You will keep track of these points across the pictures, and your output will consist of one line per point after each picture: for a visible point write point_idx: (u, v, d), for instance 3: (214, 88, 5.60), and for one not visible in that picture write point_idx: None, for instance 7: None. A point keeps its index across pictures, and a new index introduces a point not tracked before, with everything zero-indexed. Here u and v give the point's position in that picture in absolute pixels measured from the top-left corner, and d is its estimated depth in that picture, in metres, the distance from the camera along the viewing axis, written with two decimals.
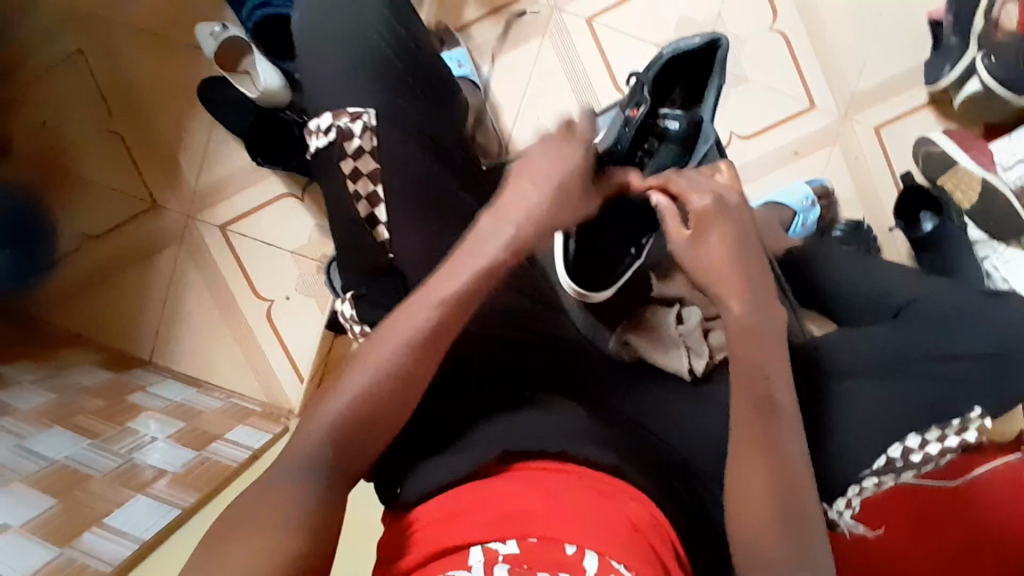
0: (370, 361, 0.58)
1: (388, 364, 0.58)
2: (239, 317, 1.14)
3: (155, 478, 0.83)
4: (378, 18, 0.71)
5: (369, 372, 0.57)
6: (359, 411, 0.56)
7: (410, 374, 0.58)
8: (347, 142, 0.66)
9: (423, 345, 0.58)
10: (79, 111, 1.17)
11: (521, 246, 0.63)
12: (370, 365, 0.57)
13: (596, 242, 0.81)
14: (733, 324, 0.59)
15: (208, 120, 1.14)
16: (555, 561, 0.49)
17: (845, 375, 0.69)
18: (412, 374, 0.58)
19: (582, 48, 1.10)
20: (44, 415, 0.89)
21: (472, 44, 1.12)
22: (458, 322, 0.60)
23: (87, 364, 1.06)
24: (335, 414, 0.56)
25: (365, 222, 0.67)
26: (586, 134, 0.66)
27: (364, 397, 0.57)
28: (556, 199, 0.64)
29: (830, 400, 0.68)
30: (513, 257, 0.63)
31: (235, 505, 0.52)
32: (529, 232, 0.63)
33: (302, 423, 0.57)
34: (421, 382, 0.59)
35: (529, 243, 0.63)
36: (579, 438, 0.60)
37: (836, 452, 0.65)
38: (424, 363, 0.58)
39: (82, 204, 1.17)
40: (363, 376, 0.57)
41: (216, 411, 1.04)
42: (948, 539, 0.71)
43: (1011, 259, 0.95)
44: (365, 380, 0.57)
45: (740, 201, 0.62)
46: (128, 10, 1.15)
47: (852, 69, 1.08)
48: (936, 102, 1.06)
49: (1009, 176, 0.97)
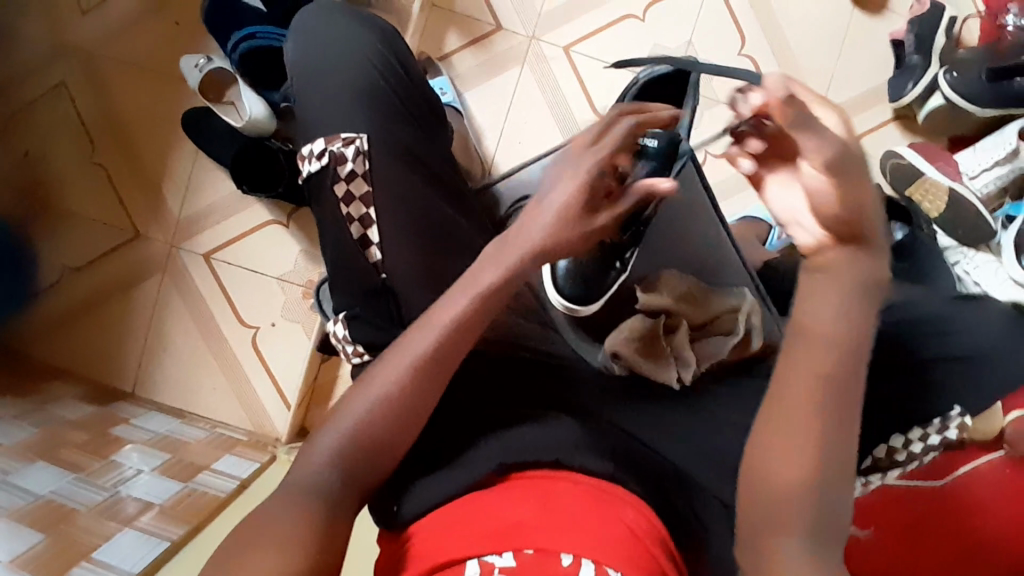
0: (370, 386, 0.58)
1: (387, 391, 0.58)
2: (224, 345, 1.14)
3: (141, 511, 0.82)
4: (366, 47, 0.72)
5: (370, 398, 0.58)
6: (363, 436, 0.57)
7: (409, 402, 0.58)
8: (341, 166, 0.68)
9: (422, 369, 0.59)
10: (62, 144, 1.17)
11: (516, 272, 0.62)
12: (372, 392, 0.58)
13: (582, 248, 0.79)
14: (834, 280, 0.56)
15: (192, 151, 1.15)
16: (549, 571, 0.50)
17: None
18: (412, 400, 0.58)
19: (560, 74, 1.13)
20: (27, 452, 0.87)
21: (453, 72, 1.15)
22: (457, 350, 0.60)
23: (71, 397, 1.04)
24: (338, 442, 0.56)
25: (358, 243, 0.68)
26: (605, 152, 0.63)
27: (365, 424, 0.57)
28: (559, 229, 0.62)
29: None
30: (510, 285, 0.62)
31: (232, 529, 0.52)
32: (524, 261, 0.62)
33: (304, 450, 0.57)
34: (426, 403, 0.59)
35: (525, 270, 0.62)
36: (574, 449, 0.62)
37: None
38: (431, 389, 0.59)
39: (63, 236, 1.16)
40: (362, 405, 0.58)
41: (202, 442, 1.03)
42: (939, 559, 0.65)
43: (979, 263, 1.00)
44: (366, 406, 0.58)
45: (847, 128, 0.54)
46: (112, 46, 1.16)
47: (818, 89, 1.12)
48: (900, 118, 1.11)
49: (976, 184, 1.03)
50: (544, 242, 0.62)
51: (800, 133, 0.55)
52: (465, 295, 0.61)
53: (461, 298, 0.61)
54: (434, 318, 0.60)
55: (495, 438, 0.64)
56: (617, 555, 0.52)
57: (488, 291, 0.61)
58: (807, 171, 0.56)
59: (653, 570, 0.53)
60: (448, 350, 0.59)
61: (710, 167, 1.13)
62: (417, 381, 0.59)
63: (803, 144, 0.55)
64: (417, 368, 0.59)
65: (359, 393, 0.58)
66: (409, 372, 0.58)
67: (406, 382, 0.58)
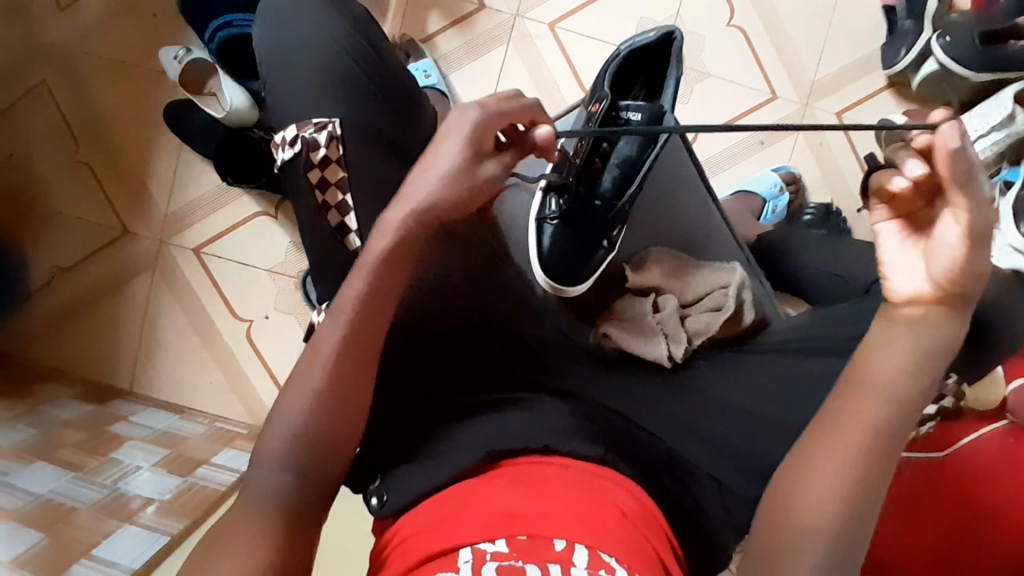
0: (297, 391, 0.58)
1: (317, 385, 0.57)
2: (217, 340, 1.13)
3: (142, 507, 0.82)
4: (335, 28, 0.71)
5: (299, 406, 0.57)
6: (325, 426, 0.57)
7: (339, 396, 0.58)
8: (314, 153, 0.66)
9: (344, 357, 0.58)
10: (45, 144, 1.16)
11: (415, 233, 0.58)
12: (298, 399, 0.57)
13: (572, 224, 0.79)
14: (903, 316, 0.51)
15: (175, 144, 1.14)
16: (544, 556, 0.49)
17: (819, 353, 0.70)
18: (342, 392, 0.58)
19: (546, 53, 1.11)
20: (26, 452, 0.87)
21: (437, 54, 1.13)
22: (367, 329, 0.59)
23: (67, 397, 1.04)
24: (292, 437, 0.56)
25: (337, 230, 0.67)
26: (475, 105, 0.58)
27: (303, 421, 0.57)
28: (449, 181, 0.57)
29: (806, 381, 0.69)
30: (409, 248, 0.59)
31: None
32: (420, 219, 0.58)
33: (262, 441, 0.57)
34: (357, 401, 0.59)
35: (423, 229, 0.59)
36: (564, 434, 0.62)
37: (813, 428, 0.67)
38: (355, 383, 0.58)
39: (52, 237, 1.15)
40: (295, 406, 0.57)
41: (201, 437, 1.03)
42: (941, 522, 0.85)
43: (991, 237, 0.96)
44: (297, 415, 0.57)
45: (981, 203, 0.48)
46: (91, 41, 1.14)
47: (809, 58, 1.10)
48: (894, 85, 1.09)
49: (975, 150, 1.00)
50: (431, 204, 0.57)
51: (960, 191, 0.48)
52: (362, 276, 0.58)
53: (360, 278, 0.59)
54: (338, 308, 0.58)
55: (482, 427, 0.63)
56: (607, 538, 0.51)
57: (384, 253, 0.58)
58: (946, 226, 0.49)
59: (645, 551, 0.53)
60: (360, 337, 0.58)
61: (701, 143, 1.11)
62: (340, 371, 0.58)
63: (954, 202, 0.49)
64: (337, 357, 0.58)
65: (289, 402, 0.58)
66: (329, 363, 0.57)
67: (335, 378, 0.57)
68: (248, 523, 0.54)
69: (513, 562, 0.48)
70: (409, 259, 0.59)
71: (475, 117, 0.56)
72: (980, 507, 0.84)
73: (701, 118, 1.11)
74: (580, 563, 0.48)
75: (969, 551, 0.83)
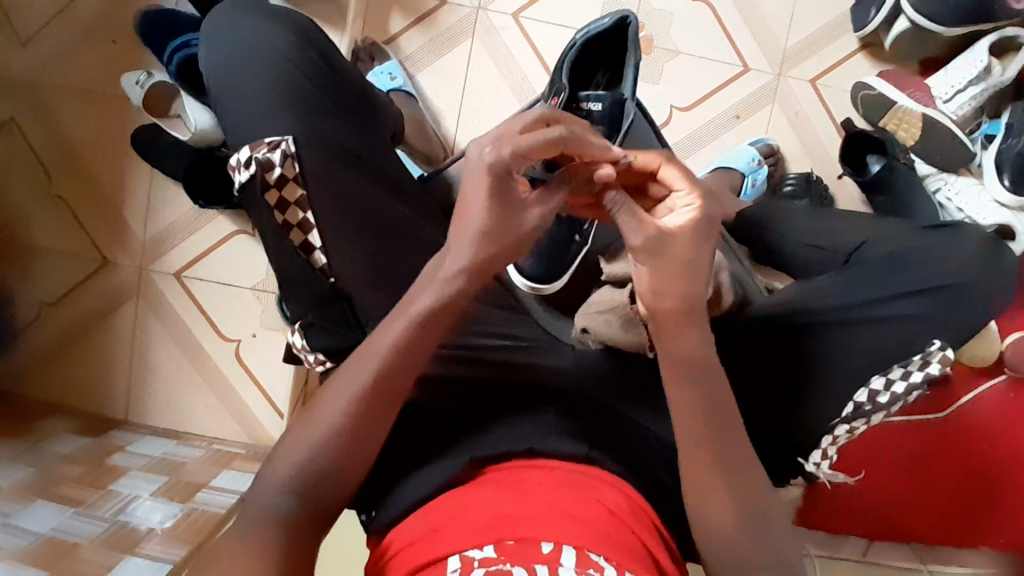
0: (310, 433, 0.57)
1: (332, 430, 0.57)
2: (208, 362, 1.13)
3: (145, 537, 0.81)
4: (282, 42, 0.70)
5: (307, 444, 0.57)
6: (311, 452, 0.56)
7: (357, 433, 0.57)
8: (269, 173, 0.66)
9: (367, 402, 0.57)
10: (18, 181, 1.15)
11: (459, 295, 0.58)
12: (305, 440, 0.57)
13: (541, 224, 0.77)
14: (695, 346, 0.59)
15: (148, 170, 1.13)
16: (532, 558, 0.48)
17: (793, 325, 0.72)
18: (360, 428, 0.57)
19: (512, 44, 1.10)
20: (24, 491, 0.86)
21: (402, 55, 1.11)
22: (406, 372, 0.58)
23: (63, 432, 1.04)
24: (293, 469, 0.56)
25: (299, 249, 0.67)
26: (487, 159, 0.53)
27: (312, 455, 0.56)
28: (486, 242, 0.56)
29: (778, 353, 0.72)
30: (451, 310, 0.58)
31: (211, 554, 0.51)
32: (460, 283, 0.57)
33: (266, 466, 0.58)
34: (373, 437, 0.58)
35: (462, 294, 0.58)
36: (544, 435, 0.62)
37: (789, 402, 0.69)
38: (375, 422, 0.58)
39: (36, 273, 1.15)
40: (304, 446, 0.57)
41: (200, 460, 1.03)
42: (947, 474, 0.96)
43: (962, 189, 0.97)
44: (303, 452, 0.56)
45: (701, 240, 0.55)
46: (54, 74, 1.14)
47: (779, 26, 1.08)
48: (866, 46, 1.07)
49: (951, 107, 0.98)
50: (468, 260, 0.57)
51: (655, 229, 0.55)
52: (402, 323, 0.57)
53: (395, 328, 0.58)
54: (370, 352, 0.58)
55: (469, 433, 0.64)
56: (596, 536, 0.51)
57: (426, 310, 0.57)
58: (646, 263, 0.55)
59: (638, 546, 0.52)
60: (385, 386, 0.58)
61: (676, 123, 1.09)
62: (363, 411, 0.57)
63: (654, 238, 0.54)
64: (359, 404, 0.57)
65: (297, 442, 0.57)
66: (348, 411, 0.57)
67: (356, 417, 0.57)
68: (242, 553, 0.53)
69: (500, 565, 0.47)
70: (454, 315, 0.58)
71: (493, 158, 0.53)
72: (976, 459, 0.96)
73: (674, 97, 1.09)
74: (568, 563, 0.47)
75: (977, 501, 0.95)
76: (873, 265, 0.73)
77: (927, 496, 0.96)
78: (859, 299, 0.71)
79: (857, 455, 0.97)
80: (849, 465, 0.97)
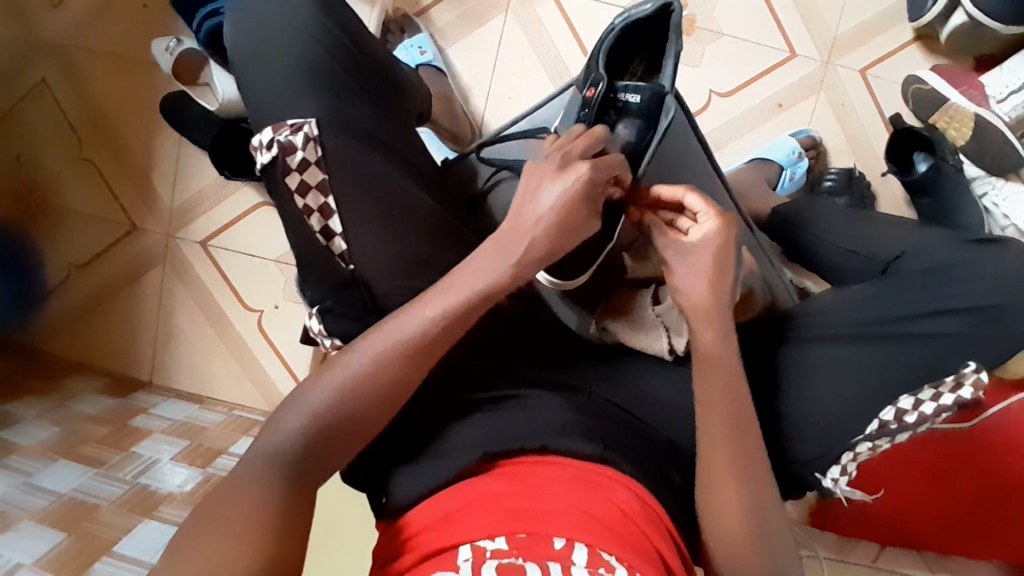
0: (290, 410, 0.56)
1: (316, 415, 0.55)
2: (230, 330, 1.15)
3: (163, 501, 0.83)
4: (307, 26, 0.68)
5: (301, 425, 0.55)
6: (303, 438, 0.54)
7: (358, 418, 0.56)
8: (291, 156, 0.64)
9: (350, 388, 0.56)
10: (50, 144, 1.16)
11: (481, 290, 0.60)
12: (302, 423, 0.55)
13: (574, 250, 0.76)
14: (711, 353, 0.61)
15: (176, 137, 1.13)
16: (544, 554, 0.48)
17: (825, 337, 0.69)
18: (360, 418, 0.57)
19: (547, 20, 1.06)
20: (49, 450, 0.89)
21: (433, 28, 1.08)
22: (415, 356, 0.58)
23: (90, 392, 1.07)
24: (278, 456, 0.54)
25: (319, 234, 0.66)
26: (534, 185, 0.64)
27: (296, 441, 0.54)
28: (486, 263, 0.61)
29: (811, 361, 0.69)
30: (464, 301, 0.59)
31: (216, 502, 0.51)
32: (480, 286, 0.60)
33: (262, 436, 0.56)
34: (371, 427, 0.57)
35: (479, 289, 0.60)
36: (557, 431, 0.61)
37: (812, 418, 0.67)
38: (377, 411, 0.57)
39: (66, 234, 1.17)
40: (290, 432, 0.55)
41: (220, 426, 1.05)
42: (971, 484, 0.92)
43: (1010, 194, 0.91)
44: (296, 435, 0.54)
45: (719, 247, 0.63)
46: (86, 36, 1.14)
47: (831, 11, 1.02)
48: (922, 37, 1.00)
49: (1003, 108, 0.91)
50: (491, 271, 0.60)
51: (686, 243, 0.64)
52: (431, 304, 0.59)
53: (422, 310, 0.59)
54: (379, 336, 0.58)
55: (483, 427, 0.63)
56: (610, 536, 0.50)
57: (457, 299, 0.59)
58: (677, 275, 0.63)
59: (648, 550, 0.51)
60: (393, 374, 0.57)
61: (714, 108, 1.05)
62: (366, 396, 0.57)
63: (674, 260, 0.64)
64: (345, 391, 0.56)
65: (279, 423, 0.56)
66: (333, 394, 0.56)
67: (340, 404, 0.56)
68: (250, 514, 0.50)
69: (513, 560, 0.47)
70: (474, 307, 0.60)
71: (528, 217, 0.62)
72: (1000, 471, 0.91)
73: (714, 81, 1.05)
74: (579, 561, 0.47)
75: (1006, 515, 0.90)
76: (905, 280, 0.69)
77: (949, 504, 0.93)
78: (891, 313, 0.67)
79: (873, 466, 0.96)
80: (868, 480, 0.96)
